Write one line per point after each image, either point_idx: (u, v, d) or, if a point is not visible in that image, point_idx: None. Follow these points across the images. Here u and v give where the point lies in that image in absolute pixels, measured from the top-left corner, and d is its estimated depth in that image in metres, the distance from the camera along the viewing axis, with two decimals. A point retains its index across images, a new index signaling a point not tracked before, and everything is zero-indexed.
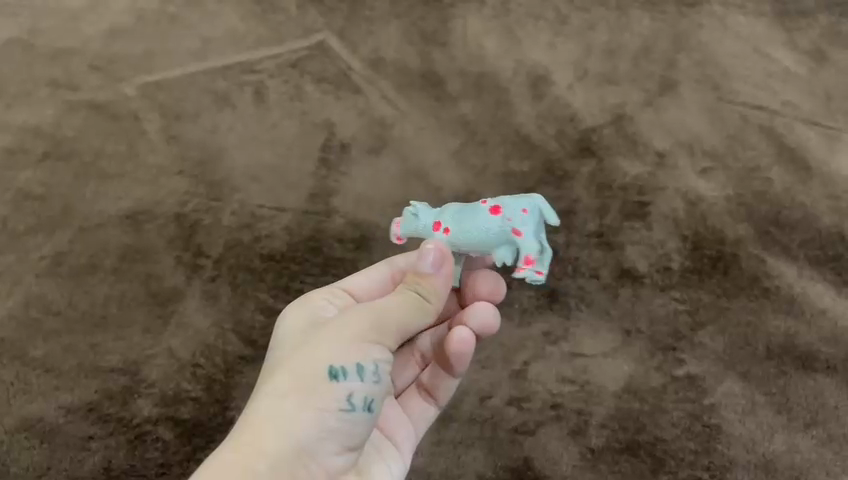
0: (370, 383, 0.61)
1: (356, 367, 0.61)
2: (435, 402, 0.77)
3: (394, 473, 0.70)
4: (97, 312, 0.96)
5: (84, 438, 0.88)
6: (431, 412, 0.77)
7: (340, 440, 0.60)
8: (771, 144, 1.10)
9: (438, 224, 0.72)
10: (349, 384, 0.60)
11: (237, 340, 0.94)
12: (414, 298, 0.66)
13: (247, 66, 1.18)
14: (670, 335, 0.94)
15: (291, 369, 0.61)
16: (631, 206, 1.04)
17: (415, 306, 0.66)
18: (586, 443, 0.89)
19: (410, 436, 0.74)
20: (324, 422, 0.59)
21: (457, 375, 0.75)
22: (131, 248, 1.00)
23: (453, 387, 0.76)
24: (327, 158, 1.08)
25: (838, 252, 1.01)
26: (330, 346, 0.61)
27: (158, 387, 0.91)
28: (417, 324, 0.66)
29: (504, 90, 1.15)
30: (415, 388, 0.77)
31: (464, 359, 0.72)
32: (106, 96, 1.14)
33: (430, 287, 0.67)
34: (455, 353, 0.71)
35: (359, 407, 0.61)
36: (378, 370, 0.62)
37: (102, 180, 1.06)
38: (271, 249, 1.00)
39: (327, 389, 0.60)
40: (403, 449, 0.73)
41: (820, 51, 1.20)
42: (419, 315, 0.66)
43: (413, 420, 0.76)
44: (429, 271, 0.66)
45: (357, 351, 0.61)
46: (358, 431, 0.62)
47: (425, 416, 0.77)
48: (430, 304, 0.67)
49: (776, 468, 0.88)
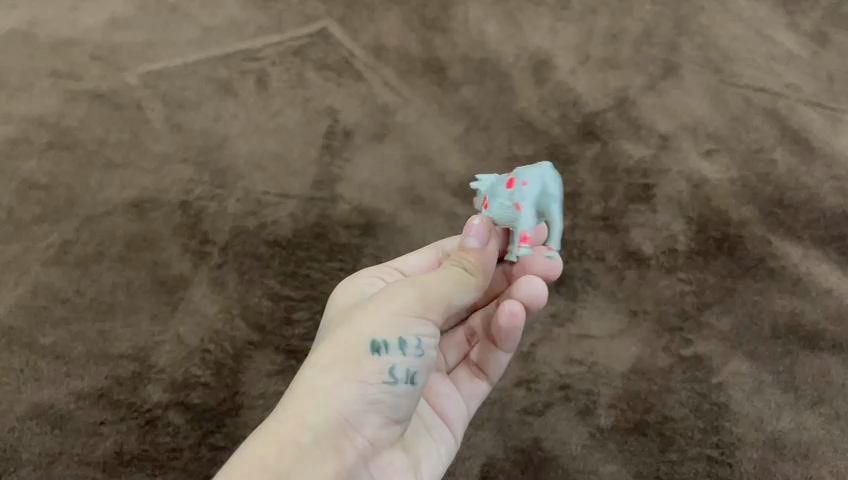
0: (412, 357, 0.62)
1: (397, 340, 0.61)
2: (487, 378, 0.79)
3: (444, 452, 0.72)
4: (105, 300, 0.96)
5: (95, 423, 0.88)
6: (484, 388, 0.79)
7: (384, 412, 0.61)
8: (774, 126, 1.10)
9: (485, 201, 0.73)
10: (390, 357, 0.61)
11: (245, 326, 0.94)
12: (457, 273, 0.68)
13: (249, 54, 1.18)
14: (676, 315, 0.95)
15: (334, 342, 0.62)
16: (635, 189, 1.04)
17: (458, 283, 0.67)
18: (595, 423, 0.89)
19: (461, 414, 0.76)
20: (367, 393, 0.60)
21: (509, 350, 0.77)
22: (138, 236, 1.00)
23: (504, 364, 0.78)
24: (330, 145, 1.08)
25: (842, 232, 1.01)
26: (371, 321, 0.62)
27: (167, 373, 0.91)
28: (461, 300, 0.67)
29: (506, 75, 1.15)
30: (467, 365, 0.79)
31: (514, 335, 0.74)
32: (109, 86, 1.13)
33: (474, 262, 0.69)
34: (506, 328, 0.73)
35: (401, 380, 0.61)
36: (420, 344, 0.62)
37: (107, 169, 1.06)
38: (277, 236, 1.01)
39: (369, 362, 0.60)
40: (454, 427, 0.75)
41: (821, 33, 1.20)
42: (461, 289, 0.67)
43: (464, 396, 0.78)
44: (474, 246, 0.69)
45: (398, 324, 0.62)
46: (400, 404, 0.62)
47: (477, 393, 0.78)
48: (474, 280, 0.69)
49: (785, 445, 0.87)
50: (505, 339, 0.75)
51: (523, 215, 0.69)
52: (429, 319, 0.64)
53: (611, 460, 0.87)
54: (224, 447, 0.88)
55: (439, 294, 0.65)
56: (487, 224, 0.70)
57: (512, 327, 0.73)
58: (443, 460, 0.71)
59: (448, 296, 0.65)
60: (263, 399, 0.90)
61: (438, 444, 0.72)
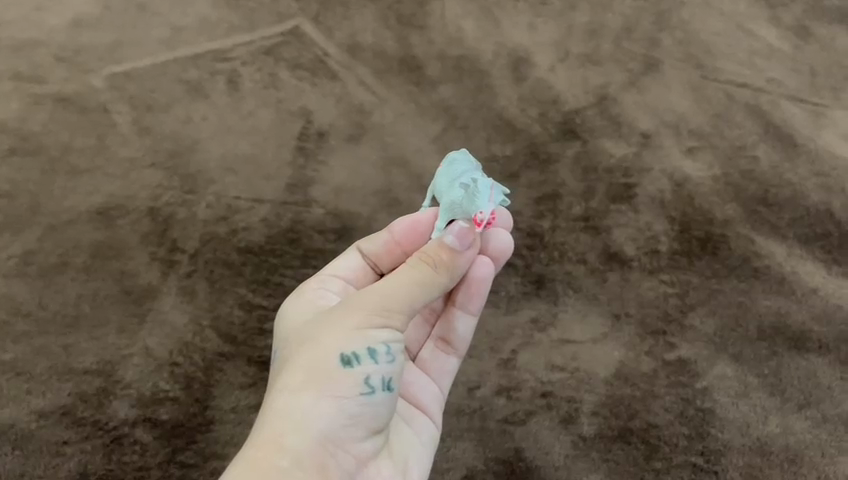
0: (384, 364, 0.60)
1: (367, 350, 0.59)
2: (455, 352, 0.77)
3: (426, 442, 0.71)
4: (69, 312, 0.93)
5: (58, 443, 0.85)
6: (452, 363, 0.77)
7: (365, 424, 0.60)
8: (756, 122, 1.08)
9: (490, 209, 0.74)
10: (363, 368, 0.59)
11: (216, 337, 0.91)
12: (422, 271, 0.63)
13: (220, 54, 1.14)
14: (660, 318, 0.93)
15: (303, 360, 0.60)
16: (617, 189, 1.02)
17: (421, 281, 0.63)
18: (578, 432, 0.87)
19: (436, 398, 0.75)
20: (344, 407, 0.59)
21: (474, 314, 0.76)
22: (103, 245, 0.97)
23: (470, 331, 0.77)
24: (304, 147, 1.05)
25: (827, 230, 0.99)
26: (338, 334, 0.60)
27: (134, 388, 0.88)
28: (424, 298, 0.63)
29: (485, 73, 1.12)
30: (431, 343, 0.77)
31: (484, 291, 0.75)
32: (73, 88, 1.09)
33: (443, 260, 0.65)
34: (477, 281, 0.74)
35: (378, 390, 0.60)
36: (390, 351, 0.60)
37: (72, 175, 1.02)
38: (249, 242, 0.97)
39: (341, 376, 0.59)
40: (432, 411, 0.74)
41: (803, 26, 1.18)
42: (425, 290, 0.63)
43: (433, 377, 0.76)
44: (453, 247, 0.65)
45: (366, 335, 0.60)
46: (380, 412, 0.61)
47: (447, 371, 0.77)
48: (440, 277, 0.64)
49: (772, 451, 0.86)
50: (474, 297, 0.75)
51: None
52: (393, 325, 0.61)
53: (595, 470, 0.85)
54: (194, 465, 0.85)
55: (401, 298, 0.61)
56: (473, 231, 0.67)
57: (484, 280, 0.74)
58: (430, 444, 0.72)
59: (409, 300, 0.62)
60: (235, 414, 0.87)
61: (420, 436, 0.70)
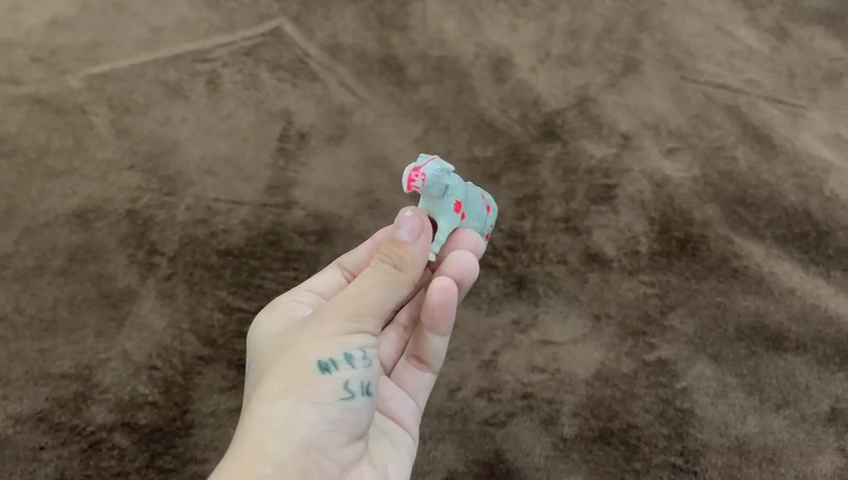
0: (361, 369, 0.61)
1: (344, 355, 0.60)
2: (429, 368, 0.75)
3: (404, 453, 0.70)
4: (46, 316, 0.92)
5: (35, 448, 0.84)
6: (428, 377, 0.76)
7: (347, 429, 0.60)
8: (735, 123, 1.08)
9: (457, 205, 0.74)
10: (340, 373, 0.60)
11: (195, 340, 0.91)
12: (383, 270, 0.64)
13: (199, 55, 1.13)
14: (640, 319, 0.93)
15: (281, 371, 0.60)
16: (597, 189, 1.02)
17: (389, 284, 0.63)
18: (558, 433, 0.87)
19: (411, 411, 0.74)
20: (325, 412, 0.59)
21: (446, 334, 0.73)
22: (81, 248, 0.96)
23: (444, 349, 0.75)
24: (284, 148, 1.05)
25: (804, 230, 1.00)
26: (313, 341, 0.61)
27: (112, 393, 0.87)
28: (393, 300, 0.64)
29: (466, 74, 1.12)
30: (404, 359, 0.75)
31: (450, 311, 0.70)
32: (50, 89, 1.08)
33: (405, 257, 0.64)
34: (438, 305, 0.70)
35: (357, 394, 0.60)
36: (366, 355, 0.61)
37: (49, 177, 1.01)
38: (229, 245, 0.97)
39: (320, 382, 0.59)
40: (409, 424, 0.73)
41: (781, 27, 1.19)
42: (392, 289, 0.63)
43: (408, 391, 0.75)
44: (404, 239, 0.64)
45: (342, 340, 0.61)
46: (362, 417, 0.61)
47: (423, 384, 0.76)
48: (406, 277, 0.64)
49: (750, 450, 0.86)
50: (440, 320, 0.71)
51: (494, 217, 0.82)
52: (367, 328, 0.63)
53: (575, 470, 0.85)
54: (173, 469, 0.84)
55: (373, 301, 0.62)
56: (421, 218, 0.65)
57: (447, 302, 0.69)
58: (410, 456, 0.71)
59: (381, 300, 0.63)
60: (215, 417, 0.87)
61: (398, 447, 0.70)
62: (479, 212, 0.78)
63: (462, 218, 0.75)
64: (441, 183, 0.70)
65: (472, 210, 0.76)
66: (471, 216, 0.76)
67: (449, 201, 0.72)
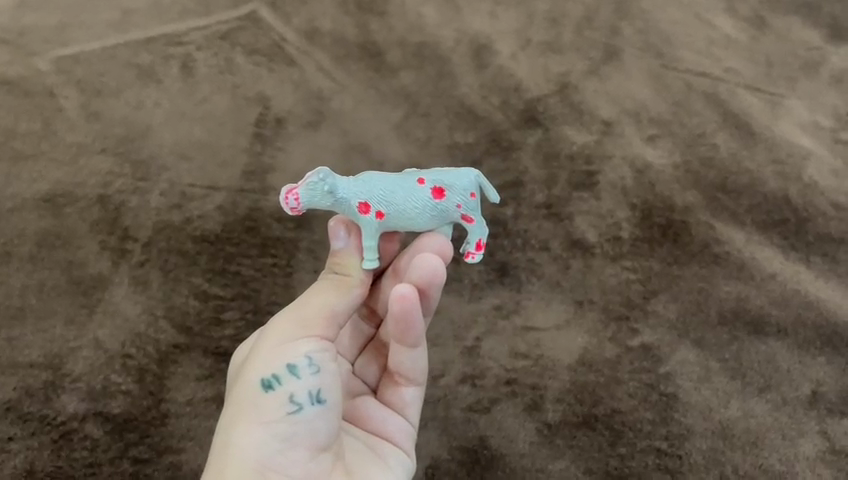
0: (308, 378, 0.60)
1: (287, 369, 0.60)
2: (411, 381, 0.72)
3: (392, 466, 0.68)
4: (14, 304, 0.89)
5: (2, 440, 0.82)
6: (413, 390, 0.72)
7: (304, 441, 0.60)
8: (715, 111, 1.08)
9: (366, 206, 0.62)
10: (285, 387, 0.60)
11: (170, 328, 0.88)
12: (329, 282, 0.66)
13: (173, 38, 1.10)
14: (623, 304, 0.93)
15: (234, 394, 0.62)
16: (578, 176, 1.01)
17: (332, 290, 0.65)
18: (542, 419, 0.86)
19: (401, 427, 0.71)
20: (275, 430, 0.59)
21: (423, 345, 0.68)
22: (49, 233, 0.93)
23: (423, 358, 0.70)
24: (261, 133, 1.02)
25: (784, 216, 1.00)
26: (259, 360, 0.62)
27: (83, 382, 0.85)
28: (343, 304, 0.64)
29: (446, 60, 1.11)
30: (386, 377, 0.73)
31: (416, 321, 0.64)
32: (17, 71, 1.05)
33: (346, 264, 0.66)
34: (403, 315, 0.63)
35: (307, 404, 0.60)
36: (312, 362, 0.61)
37: (16, 161, 0.97)
38: (204, 231, 0.94)
39: (267, 400, 0.60)
40: (397, 438, 0.70)
41: (759, 17, 1.19)
42: (338, 295, 0.64)
43: (396, 408, 0.72)
44: (340, 247, 0.66)
45: (285, 353, 0.61)
46: (319, 427, 0.60)
47: (413, 399, 0.73)
48: (352, 280, 0.65)
49: (733, 433, 0.86)
50: (409, 332, 0.65)
51: (457, 195, 0.63)
52: (314, 334, 0.63)
53: (559, 456, 0.85)
54: (148, 460, 0.82)
55: (316, 310, 0.63)
56: (347, 223, 0.65)
57: (409, 311, 0.62)
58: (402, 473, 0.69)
59: (327, 307, 0.64)
60: (191, 406, 0.85)
61: (385, 459, 0.68)
62: (416, 203, 0.62)
63: (382, 218, 0.62)
64: (322, 194, 0.61)
65: (401, 206, 0.62)
66: (403, 212, 0.62)
67: (349, 205, 0.62)
